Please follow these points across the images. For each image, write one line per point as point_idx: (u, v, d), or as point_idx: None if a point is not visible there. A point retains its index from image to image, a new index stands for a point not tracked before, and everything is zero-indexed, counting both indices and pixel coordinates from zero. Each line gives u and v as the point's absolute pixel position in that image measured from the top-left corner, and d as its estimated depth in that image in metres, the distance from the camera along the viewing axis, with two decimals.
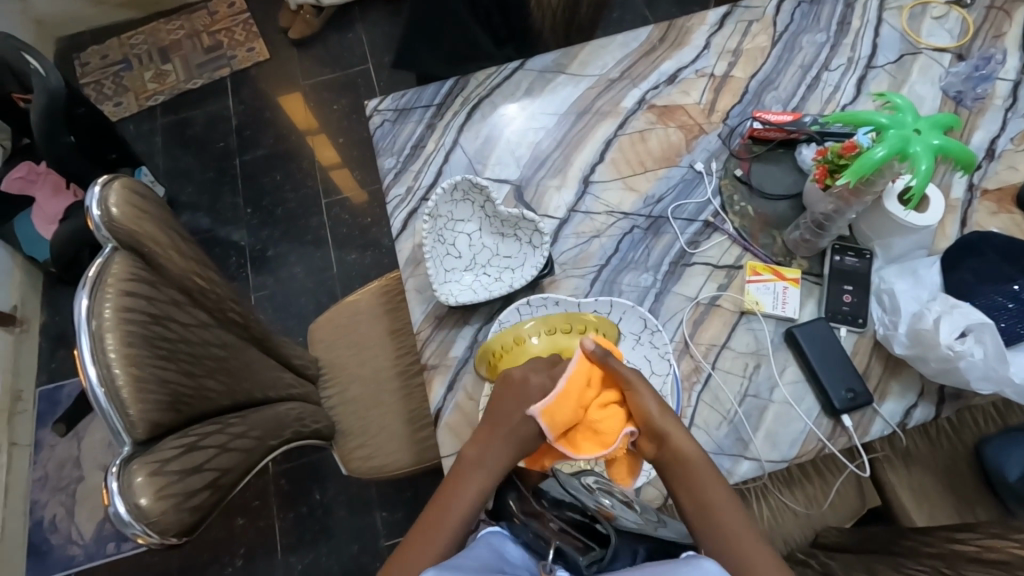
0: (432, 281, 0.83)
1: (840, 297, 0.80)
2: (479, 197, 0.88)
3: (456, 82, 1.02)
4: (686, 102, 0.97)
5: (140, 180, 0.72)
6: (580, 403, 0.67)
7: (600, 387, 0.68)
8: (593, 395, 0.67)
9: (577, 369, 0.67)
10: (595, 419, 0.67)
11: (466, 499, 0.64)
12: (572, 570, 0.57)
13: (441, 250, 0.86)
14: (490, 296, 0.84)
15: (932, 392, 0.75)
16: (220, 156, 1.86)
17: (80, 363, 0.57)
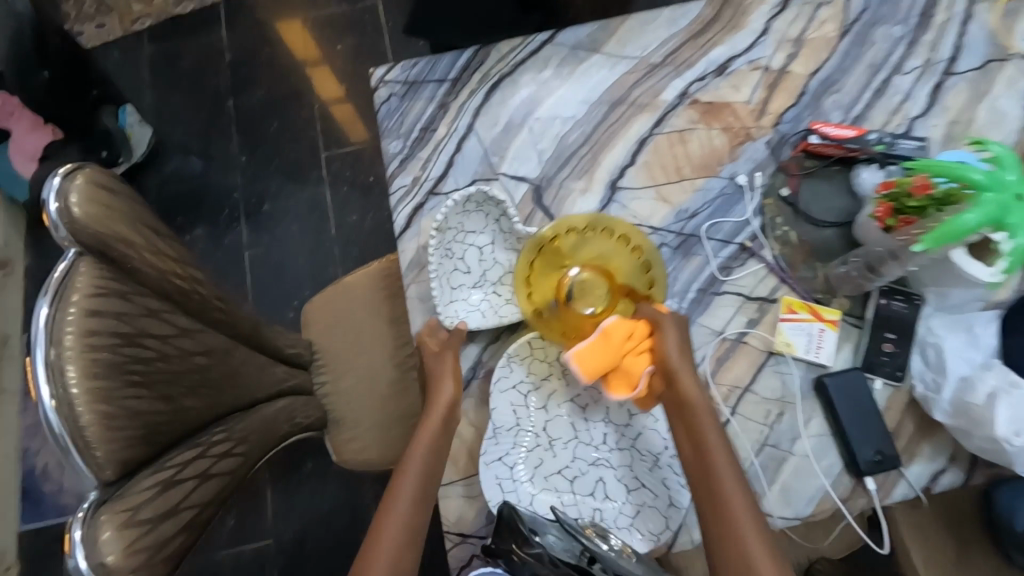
0: (436, 303, 0.74)
1: (880, 346, 0.73)
2: (496, 209, 0.77)
3: (474, 54, 0.89)
4: (734, 100, 0.86)
5: (108, 171, 0.63)
6: (618, 348, 0.63)
7: (642, 334, 0.65)
8: (632, 346, 0.64)
9: (620, 321, 0.64)
10: (631, 366, 0.64)
11: (404, 512, 0.65)
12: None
13: (448, 266, 0.76)
14: (501, 321, 0.75)
15: (964, 457, 0.71)
16: (214, 95, 1.71)
17: (32, 368, 0.51)
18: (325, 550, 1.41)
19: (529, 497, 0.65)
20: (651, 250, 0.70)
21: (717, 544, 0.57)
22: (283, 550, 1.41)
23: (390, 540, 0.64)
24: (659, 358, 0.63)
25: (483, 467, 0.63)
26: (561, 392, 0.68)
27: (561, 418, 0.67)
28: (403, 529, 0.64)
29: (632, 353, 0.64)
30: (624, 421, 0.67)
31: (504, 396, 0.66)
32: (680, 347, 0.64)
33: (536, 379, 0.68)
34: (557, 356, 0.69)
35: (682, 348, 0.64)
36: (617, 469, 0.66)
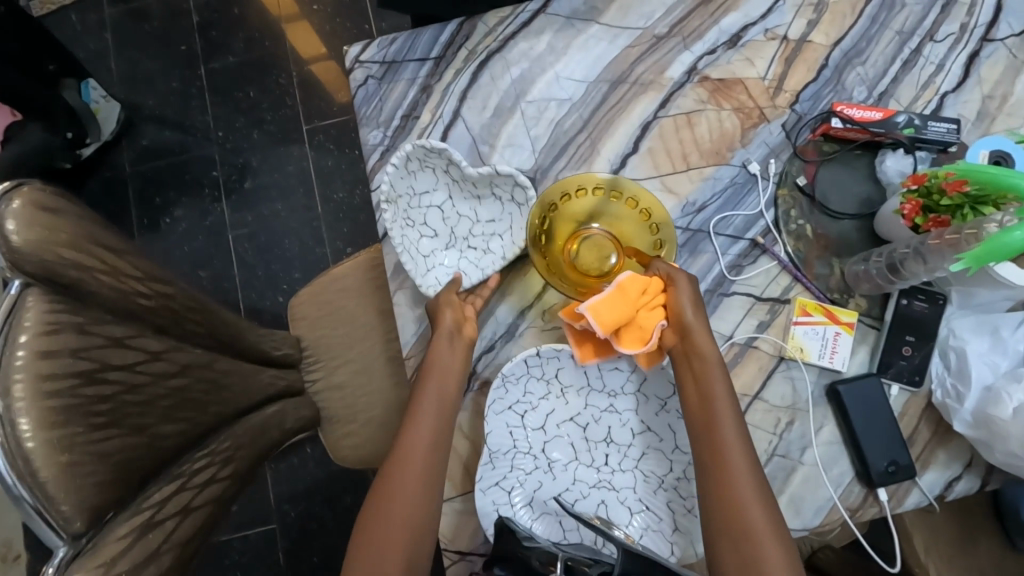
0: (414, 278, 0.70)
1: (898, 350, 0.69)
2: (440, 161, 0.71)
3: (459, 26, 0.80)
4: (748, 75, 0.77)
5: (52, 189, 0.56)
6: (633, 302, 0.61)
7: (657, 290, 0.63)
8: (647, 300, 0.62)
9: (636, 278, 0.62)
10: (644, 322, 0.61)
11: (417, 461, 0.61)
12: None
13: (413, 235, 0.72)
14: (484, 274, 0.72)
15: (980, 464, 0.68)
16: (184, 62, 1.59)
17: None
18: (329, 532, 1.42)
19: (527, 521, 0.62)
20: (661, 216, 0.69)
21: (716, 506, 0.56)
22: (287, 534, 1.42)
23: (413, 467, 0.61)
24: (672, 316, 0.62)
25: (478, 494, 0.60)
26: (559, 412, 0.65)
27: (560, 439, 0.64)
28: (423, 457, 0.62)
29: (646, 308, 0.61)
30: (624, 439, 0.64)
31: (499, 418, 0.62)
32: (692, 303, 0.62)
33: (533, 398, 0.64)
34: (554, 375, 0.65)
35: (695, 303, 0.62)
36: (618, 491, 0.63)
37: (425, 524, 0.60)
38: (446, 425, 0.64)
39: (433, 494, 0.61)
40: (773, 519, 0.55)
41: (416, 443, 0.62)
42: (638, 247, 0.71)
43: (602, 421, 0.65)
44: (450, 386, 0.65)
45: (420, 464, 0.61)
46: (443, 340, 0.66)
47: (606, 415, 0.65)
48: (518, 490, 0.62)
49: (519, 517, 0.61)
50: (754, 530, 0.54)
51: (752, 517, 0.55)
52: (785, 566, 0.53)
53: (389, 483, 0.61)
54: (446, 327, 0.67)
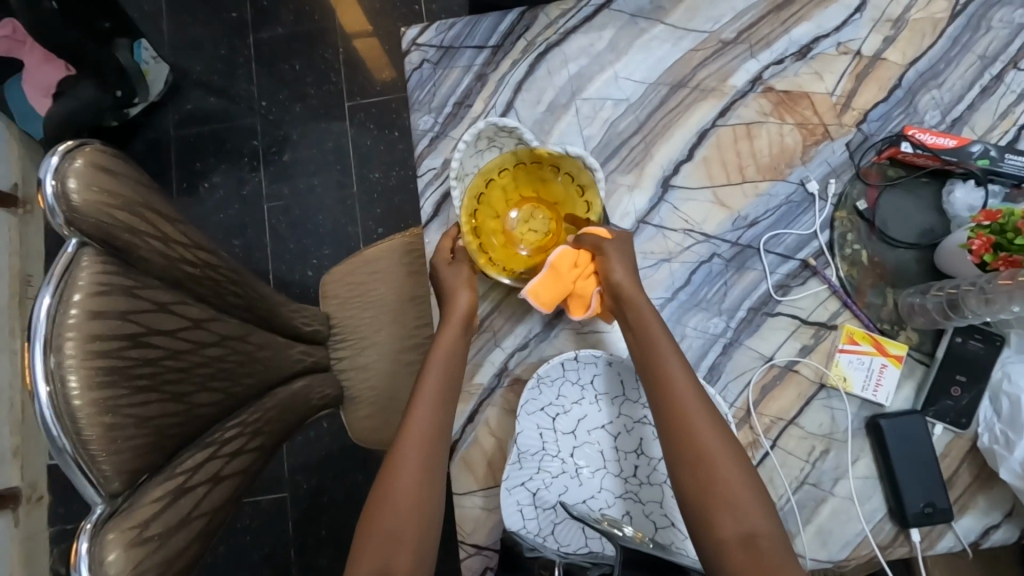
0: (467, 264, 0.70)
1: (947, 388, 0.67)
2: (511, 140, 0.68)
3: (520, 16, 0.78)
4: (815, 90, 0.74)
5: (112, 152, 0.57)
6: (570, 273, 0.64)
7: (587, 257, 0.65)
8: (581, 269, 0.65)
9: (563, 250, 0.65)
10: (584, 289, 0.65)
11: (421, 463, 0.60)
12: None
13: None
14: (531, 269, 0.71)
15: (1022, 514, 0.65)
16: (233, 30, 1.59)
17: (28, 353, 0.48)
18: (339, 505, 1.44)
19: (551, 523, 0.61)
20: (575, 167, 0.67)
21: (684, 463, 0.56)
22: (299, 503, 1.44)
23: (414, 459, 0.61)
24: (605, 280, 0.64)
25: (504, 492, 0.60)
26: (591, 419, 0.64)
27: (592, 445, 0.64)
28: (424, 454, 0.61)
29: (582, 275, 0.65)
30: (655, 453, 0.63)
31: (531, 418, 0.62)
32: (621, 260, 0.64)
33: (566, 401, 0.64)
34: (590, 381, 0.64)
35: (627, 260, 0.64)
36: (644, 504, 0.62)
37: (431, 515, 0.60)
38: (446, 414, 0.64)
39: (436, 484, 0.61)
40: (732, 455, 0.56)
41: (416, 440, 0.61)
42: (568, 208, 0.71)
43: (635, 431, 0.64)
44: (452, 376, 0.65)
45: (421, 455, 0.61)
46: (446, 330, 0.66)
47: (640, 426, 0.64)
48: (542, 493, 0.62)
49: (540, 521, 0.61)
50: (723, 479, 0.55)
51: (723, 469, 0.55)
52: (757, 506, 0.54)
53: (392, 487, 0.59)
54: (457, 315, 0.66)
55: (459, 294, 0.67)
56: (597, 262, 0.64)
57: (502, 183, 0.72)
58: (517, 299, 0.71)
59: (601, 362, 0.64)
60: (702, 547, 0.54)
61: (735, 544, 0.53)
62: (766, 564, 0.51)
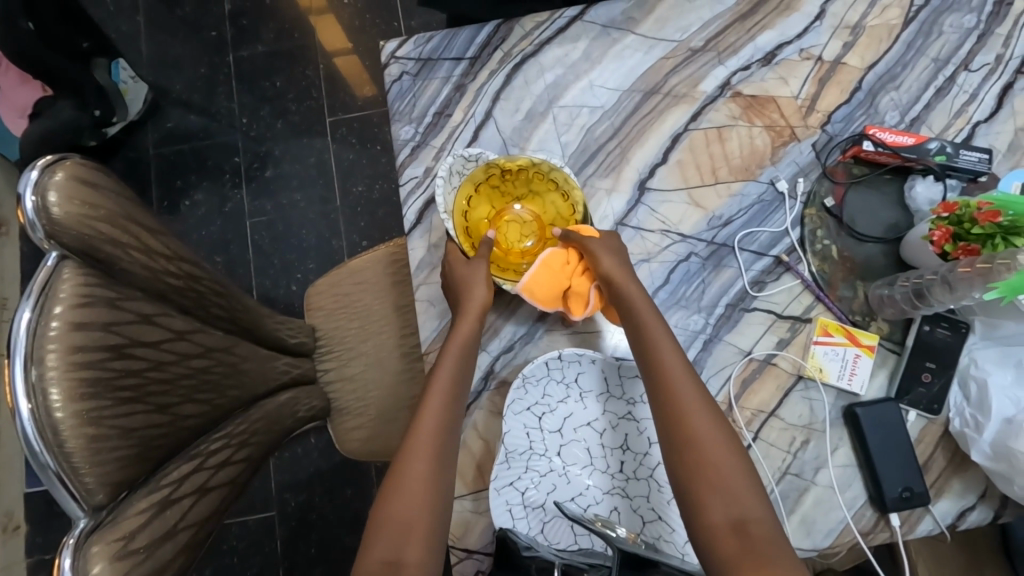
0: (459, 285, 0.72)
1: (918, 376, 0.69)
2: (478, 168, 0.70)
3: (496, 28, 0.81)
4: (781, 94, 0.78)
5: (93, 165, 0.57)
6: (564, 272, 0.65)
7: (578, 253, 0.66)
8: (575, 266, 0.66)
9: (552, 251, 0.66)
10: (580, 286, 0.65)
11: (427, 464, 0.60)
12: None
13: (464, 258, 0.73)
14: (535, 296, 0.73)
15: (995, 496, 0.67)
16: (213, 48, 1.60)
17: (9, 367, 0.48)
18: (328, 522, 1.42)
19: (540, 522, 0.62)
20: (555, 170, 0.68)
21: (681, 452, 0.57)
22: (287, 522, 1.42)
23: (426, 452, 0.60)
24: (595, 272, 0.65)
25: (493, 493, 0.61)
26: (577, 417, 0.65)
27: (577, 443, 0.64)
28: (431, 455, 0.60)
29: (578, 273, 0.66)
30: (642, 448, 0.64)
31: (517, 418, 0.63)
32: (613, 257, 0.65)
33: (552, 401, 0.64)
34: (574, 379, 0.65)
35: (620, 258, 0.66)
36: (632, 500, 0.63)
37: (440, 508, 0.59)
38: (454, 414, 0.63)
39: (445, 478, 0.61)
40: (725, 444, 0.57)
41: (423, 441, 0.61)
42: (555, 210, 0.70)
43: (622, 426, 0.64)
44: (465, 371, 0.65)
45: (430, 448, 0.61)
46: (461, 324, 0.65)
47: (625, 421, 0.64)
48: (531, 493, 0.62)
49: (529, 520, 0.62)
50: (714, 466, 0.56)
51: (716, 456, 0.56)
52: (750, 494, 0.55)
53: (397, 488, 0.59)
54: (471, 308, 0.65)
55: (475, 289, 0.65)
56: (587, 259, 0.65)
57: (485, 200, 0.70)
58: (501, 302, 0.72)
59: (586, 360, 0.65)
60: (695, 536, 0.55)
61: (726, 530, 0.53)
62: (757, 550, 0.51)
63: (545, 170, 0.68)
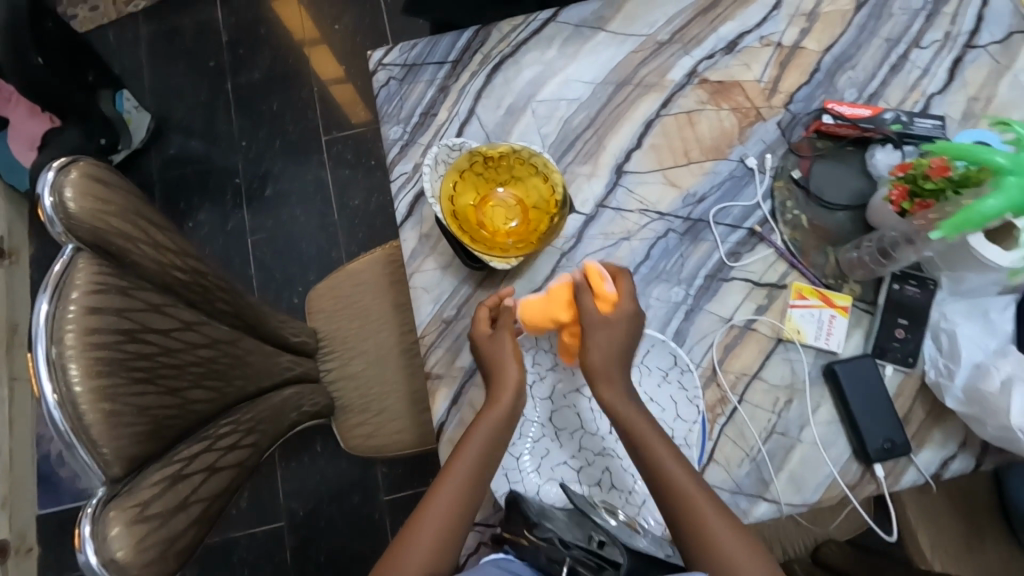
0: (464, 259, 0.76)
1: (891, 332, 0.72)
2: None
3: (475, 34, 0.86)
4: (745, 78, 0.83)
5: (104, 165, 0.62)
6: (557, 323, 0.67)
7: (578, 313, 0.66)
8: (569, 321, 0.66)
9: (557, 295, 0.66)
10: (565, 340, 0.67)
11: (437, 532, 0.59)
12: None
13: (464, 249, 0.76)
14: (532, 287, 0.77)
15: (975, 443, 0.70)
16: (212, 77, 1.68)
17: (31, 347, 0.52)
18: (337, 529, 1.43)
19: (536, 486, 0.65)
20: (534, 155, 0.71)
21: (705, 568, 0.56)
22: (296, 531, 1.43)
23: (435, 521, 0.59)
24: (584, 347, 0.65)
25: None
26: (567, 382, 0.68)
27: (568, 408, 0.67)
28: (445, 524, 0.59)
29: (568, 329, 0.67)
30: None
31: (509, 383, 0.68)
32: (604, 353, 0.64)
33: (542, 369, 0.69)
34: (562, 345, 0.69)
35: (613, 349, 0.65)
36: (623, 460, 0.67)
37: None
38: (477, 489, 0.61)
39: (447, 555, 0.59)
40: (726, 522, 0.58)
41: (440, 507, 0.60)
42: (536, 193, 0.73)
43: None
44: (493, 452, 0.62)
45: (445, 518, 0.59)
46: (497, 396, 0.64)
47: None
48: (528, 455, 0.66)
49: (528, 479, 0.65)
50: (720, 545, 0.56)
51: (737, 565, 0.55)
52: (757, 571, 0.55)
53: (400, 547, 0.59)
54: (508, 387, 0.64)
55: (509, 365, 0.65)
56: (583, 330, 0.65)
57: (469, 187, 0.73)
58: (491, 283, 0.78)
59: None
60: None
61: None
62: None
63: (525, 155, 0.71)
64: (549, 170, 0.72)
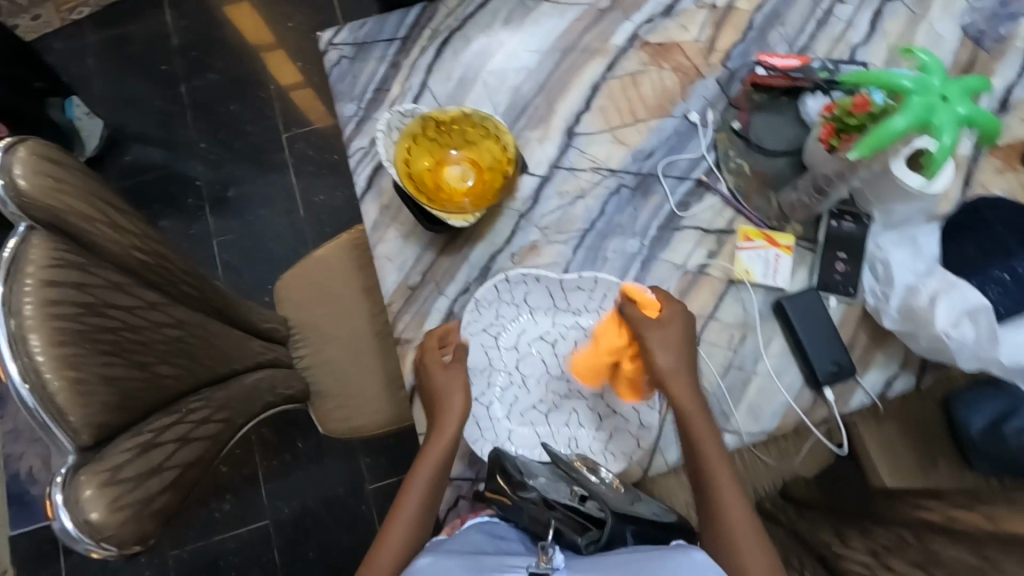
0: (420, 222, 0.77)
1: (832, 265, 0.77)
2: None
3: (422, 10, 0.88)
4: (683, 39, 0.87)
5: (53, 145, 0.62)
6: (610, 350, 0.68)
7: (630, 333, 0.69)
8: (625, 349, 0.69)
9: (606, 328, 0.69)
10: (628, 370, 0.70)
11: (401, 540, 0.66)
12: (570, 549, 0.60)
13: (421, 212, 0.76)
14: (494, 250, 0.80)
15: (914, 362, 0.75)
16: (165, 81, 1.65)
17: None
18: (325, 527, 1.40)
19: (507, 430, 0.71)
20: (485, 118, 0.74)
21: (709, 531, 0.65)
22: (283, 529, 1.40)
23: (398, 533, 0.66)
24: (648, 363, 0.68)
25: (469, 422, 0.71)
26: (530, 333, 0.73)
27: (533, 355, 0.72)
28: (409, 532, 0.67)
29: (627, 358, 0.69)
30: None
31: (474, 338, 0.72)
32: (668, 352, 0.68)
33: (504, 321, 0.72)
34: (523, 298, 0.73)
35: (675, 351, 0.68)
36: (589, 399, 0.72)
37: None
38: (433, 499, 0.68)
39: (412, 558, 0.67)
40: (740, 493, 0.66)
41: (402, 521, 0.67)
42: (489, 156, 0.76)
43: (570, 336, 0.73)
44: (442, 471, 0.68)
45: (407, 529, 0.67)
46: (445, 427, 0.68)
47: (573, 330, 0.73)
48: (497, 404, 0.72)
49: (500, 425, 0.71)
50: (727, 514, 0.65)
51: (737, 533, 0.64)
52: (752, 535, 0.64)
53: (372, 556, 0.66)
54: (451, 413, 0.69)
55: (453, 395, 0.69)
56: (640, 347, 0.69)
57: (423, 151, 0.75)
58: (453, 249, 0.80)
59: (531, 280, 0.73)
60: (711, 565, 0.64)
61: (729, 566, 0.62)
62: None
63: (476, 119, 0.74)
64: (500, 132, 0.74)
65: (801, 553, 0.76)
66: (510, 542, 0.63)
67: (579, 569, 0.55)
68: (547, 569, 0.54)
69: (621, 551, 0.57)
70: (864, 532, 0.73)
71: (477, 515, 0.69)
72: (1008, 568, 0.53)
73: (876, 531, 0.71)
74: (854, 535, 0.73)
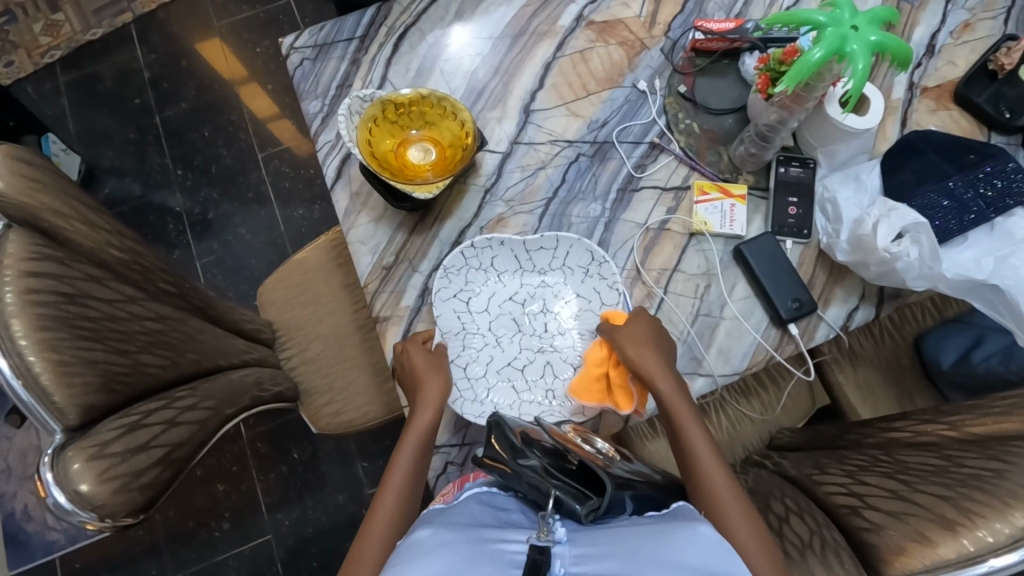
0: (388, 199, 0.80)
1: (785, 210, 0.80)
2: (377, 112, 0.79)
3: (378, 9, 0.92)
4: (626, 16, 0.91)
5: (25, 148, 0.64)
6: (598, 362, 0.73)
7: (611, 345, 0.73)
8: (609, 358, 0.73)
9: (590, 346, 0.75)
10: (617, 377, 0.72)
11: (392, 505, 0.67)
12: (569, 518, 0.53)
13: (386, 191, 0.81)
14: (464, 224, 0.83)
15: (872, 294, 0.79)
16: (138, 115, 1.69)
17: None
18: (325, 534, 1.39)
19: (484, 390, 0.75)
20: (443, 98, 0.78)
21: (696, 497, 0.66)
22: (284, 543, 1.39)
23: (389, 500, 0.67)
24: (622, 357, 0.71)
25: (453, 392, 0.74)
26: (499, 296, 0.78)
27: (504, 315, 0.78)
28: (400, 498, 0.68)
29: (614, 365, 0.73)
30: (559, 307, 0.79)
31: (446, 304, 0.76)
32: (639, 346, 0.71)
33: (470, 288, 0.78)
34: (490, 263, 0.78)
35: (645, 345, 0.71)
36: (563, 351, 0.77)
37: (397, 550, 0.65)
38: (422, 465, 0.70)
39: (403, 526, 0.67)
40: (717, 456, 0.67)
41: (393, 489, 0.68)
42: (448, 135, 0.81)
43: (536, 294, 0.79)
44: (429, 438, 0.71)
45: (398, 497, 0.68)
46: (421, 412, 0.71)
47: (540, 289, 0.79)
48: (473, 367, 0.76)
49: (477, 386, 0.75)
50: (709, 481, 0.65)
51: (718, 493, 0.64)
52: (736, 498, 0.64)
53: (365, 528, 0.66)
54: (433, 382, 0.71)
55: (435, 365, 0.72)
56: (618, 353, 0.72)
57: (385, 132, 0.80)
58: (424, 228, 0.83)
59: (496, 244, 0.77)
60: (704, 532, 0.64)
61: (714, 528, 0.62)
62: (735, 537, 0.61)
63: (434, 100, 0.79)
64: (458, 111, 0.79)
65: (784, 485, 0.77)
66: (511, 513, 0.56)
67: (582, 544, 0.48)
68: (552, 541, 0.47)
69: (629, 524, 0.51)
70: (840, 459, 0.75)
71: (473, 486, 0.62)
72: (969, 461, 0.59)
73: (852, 456, 0.74)
74: (832, 463, 0.75)
